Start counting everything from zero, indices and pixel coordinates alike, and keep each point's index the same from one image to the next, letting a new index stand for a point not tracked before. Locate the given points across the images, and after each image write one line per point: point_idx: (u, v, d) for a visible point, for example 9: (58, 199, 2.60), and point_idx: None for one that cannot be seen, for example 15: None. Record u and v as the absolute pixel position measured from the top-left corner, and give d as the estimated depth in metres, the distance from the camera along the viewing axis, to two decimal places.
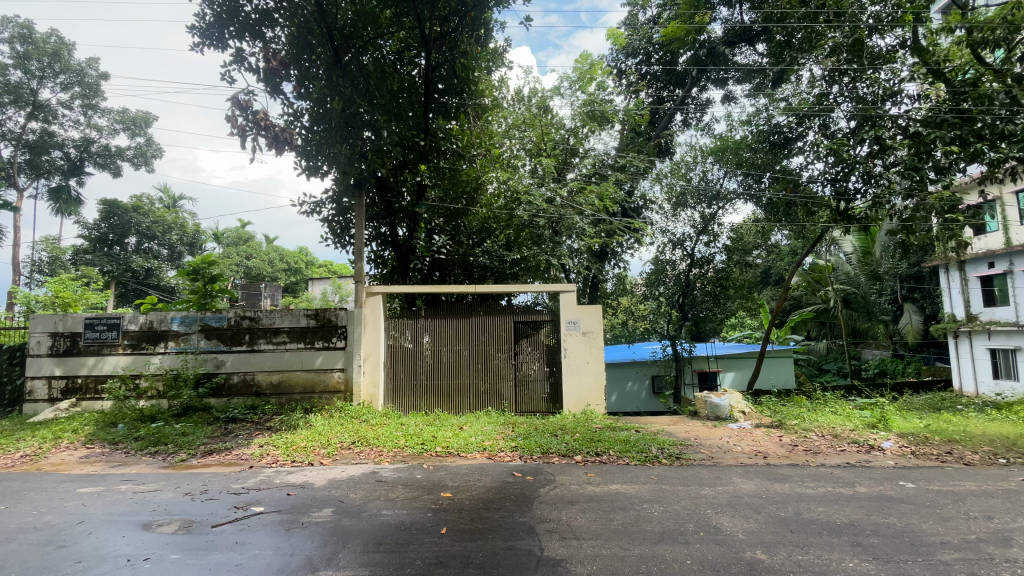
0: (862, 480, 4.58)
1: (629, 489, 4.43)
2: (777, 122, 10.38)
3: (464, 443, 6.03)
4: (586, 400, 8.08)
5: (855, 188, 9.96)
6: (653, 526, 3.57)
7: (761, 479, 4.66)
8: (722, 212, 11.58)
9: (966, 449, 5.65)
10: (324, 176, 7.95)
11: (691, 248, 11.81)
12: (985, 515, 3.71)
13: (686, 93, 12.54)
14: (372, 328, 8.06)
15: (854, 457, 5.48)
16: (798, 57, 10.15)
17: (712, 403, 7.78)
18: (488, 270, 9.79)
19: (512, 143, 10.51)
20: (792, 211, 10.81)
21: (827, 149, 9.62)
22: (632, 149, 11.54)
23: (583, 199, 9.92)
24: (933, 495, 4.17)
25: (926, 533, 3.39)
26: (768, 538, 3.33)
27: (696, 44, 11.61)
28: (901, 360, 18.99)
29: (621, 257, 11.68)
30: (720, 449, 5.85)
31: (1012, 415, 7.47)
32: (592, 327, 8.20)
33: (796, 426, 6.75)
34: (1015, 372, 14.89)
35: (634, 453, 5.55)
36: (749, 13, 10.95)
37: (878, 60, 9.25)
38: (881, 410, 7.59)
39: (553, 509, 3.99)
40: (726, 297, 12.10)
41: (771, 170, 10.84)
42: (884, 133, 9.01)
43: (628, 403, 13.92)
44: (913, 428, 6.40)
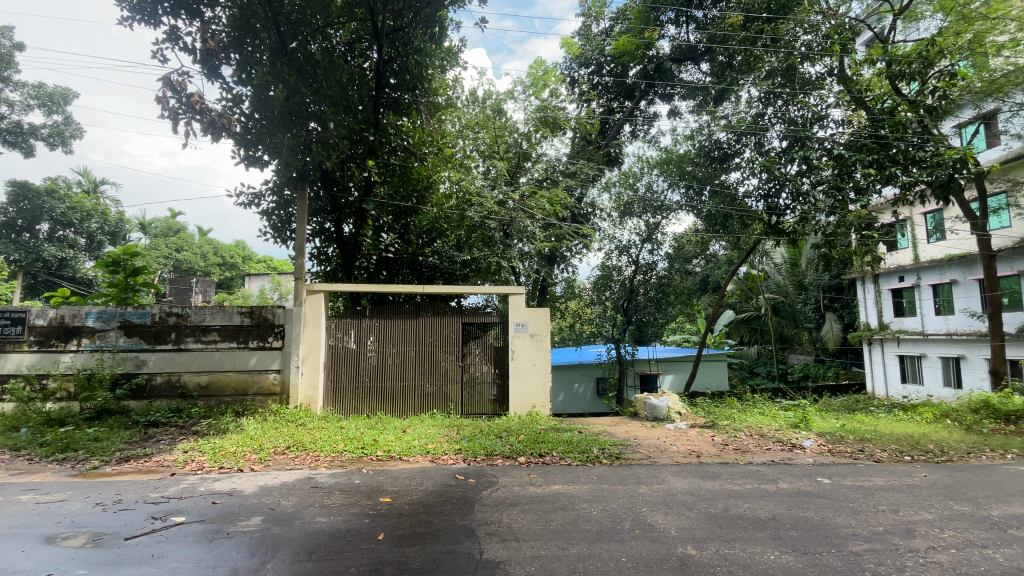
0: (784, 477, 4.88)
1: (569, 490, 4.49)
2: (717, 138, 10.89)
3: (406, 446, 5.90)
4: (532, 402, 8.15)
5: (785, 204, 10.63)
6: (591, 525, 3.63)
7: (693, 477, 4.87)
8: (666, 222, 12.04)
9: (876, 447, 6.15)
10: (264, 167, 7.58)
11: (636, 254, 12.21)
12: (890, 508, 4.04)
13: (635, 105, 12.86)
14: (312, 327, 7.76)
15: (779, 455, 5.84)
16: (738, 78, 10.77)
17: (651, 404, 8.06)
18: (437, 271, 9.69)
19: (466, 144, 10.48)
20: (728, 222, 11.50)
21: (760, 166, 10.26)
22: (582, 157, 11.72)
23: (534, 203, 9.90)
24: (846, 490, 4.52)
25: (840, 526, 3.65)
26: (698, 534, 3.47)
27: (645, 58, 11.89)
28: (822, 364, 20.53)
29: (570, 262, 11.84)
30: (658, 448, 6.07)
31: (916, 416, 8.24)
32: (540, 329, 8.28)
33: (727, 426, 7.12)
34: (918, 376, 16.46)
35: (576, 454, 5.65)
36: (695, 32, 11.26)
37: (809, 85, 10.10)
38: (804, 411, 8.14)
39: (494, 511, 3.97)
40: (668, 303, 12.46)
41: (709, 184, 11.37)
42: (812, 154, 9.73)
43: (573, 405, 14.21)
44: (831, 428, 6.91)
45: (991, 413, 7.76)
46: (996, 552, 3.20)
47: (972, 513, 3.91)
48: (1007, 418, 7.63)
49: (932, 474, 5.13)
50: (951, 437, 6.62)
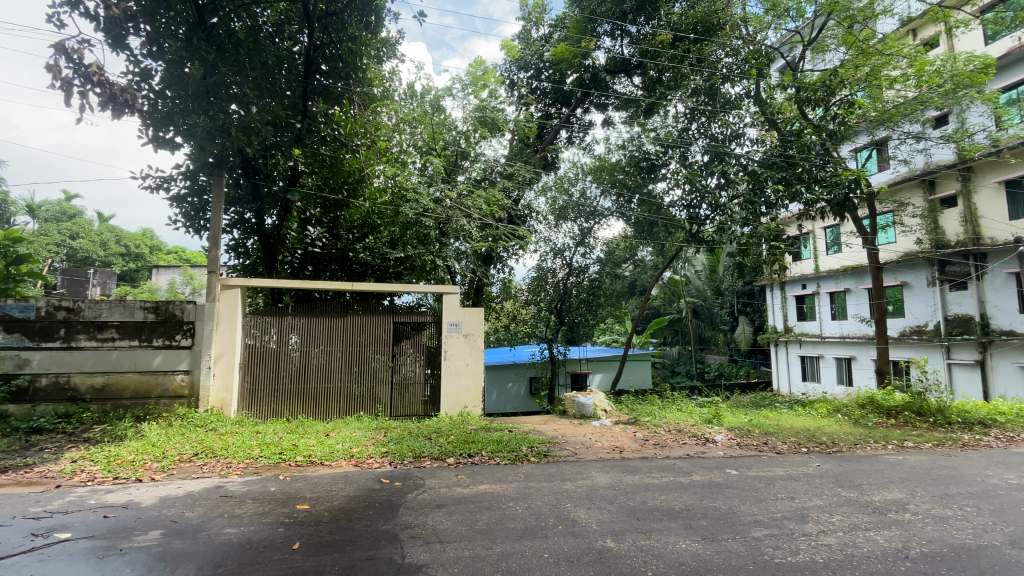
0: (698, 469, 5.20)
1: (496, 489, 4.51)
2: (646, 149, 11.41)
3: (329, 451, 5.64)
4: (463, 402, 8.11)
5: (706, 214, 11.33)
6: (516, 523, 3.66)
7: (615, 471, 5.07)
8: (598, 227, 12.44)
9: (778, 440, 6.72)
10: (176, 149, 6.98)
11: (570, 257, 12.47)
12: (787, 496, 4.43)
13: (571, 112, 13.14)
14: (227, 324, 7.25)
15: (693, 448, 6.22)
16: (666, 94, 11.33)
17: (579, 403, 8.29)
18: (368, 268, 9.38)
19: (403, 139, 10.28)
20: (655, 230, 12.19)
21: (684, 177, 10.91)
22: (520, 159, 11.81)
23: (470, 203, 9.69)
24: (751, 479, 4.90)
25: (744, 513, 3.95)
26: (617, 527, 3.61)
27: (581, 67, 12.15)
28: (735, 364, 22.18)
29: (506, 262, 11.88)
30: (584, 445, 6.25)
31: (813, 411, 9.09)
32: (474, 329, 8.26)
33: (648, 422, 7.48)
34: (816, 375, 18.19)
35: (505, 453, 5.69)
36: (629, 46, 11.58)
37: (729, 104, 10.75)
38: (717, 408, 8.74)
39: (418, 514, 3.90)
40: (599, 305, 12.81)
41: (638, 193, 11.86)
42: (729, 169, 10.50)
43: (506, 403, 14.34)
44: (740, 423, 7.47)
45: (874, 408, 8.72)
46: (874, 534, 3.60)
47: (856, 499, 4.37)
48: (888, 412, 8.58)
49: (824, 464, 5.69)
50: (841, 430, 7.38)
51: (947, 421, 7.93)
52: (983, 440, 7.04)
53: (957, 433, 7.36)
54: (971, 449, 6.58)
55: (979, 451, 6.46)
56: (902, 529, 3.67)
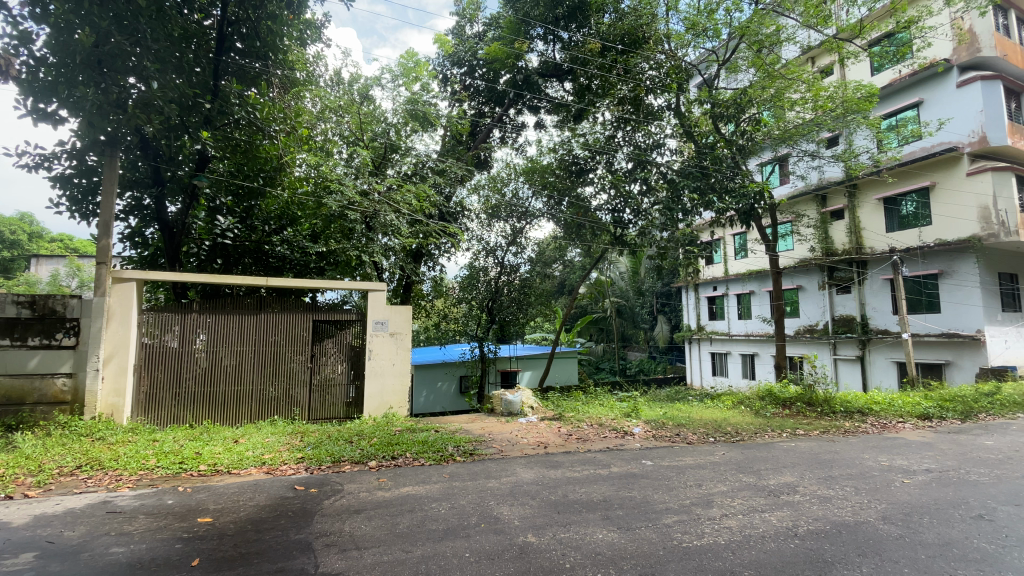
0: (616, 461, 5.44)
1: (419, 490, 4.43)
2: (575, 154, 11.79)
3: (238, 458, 5.27)
4: (388, 403, 7.88)
5: (629, 218, 11.85)
6: (438, 524, 3.62)
7: (539, 467, 5.18)
8: (529, 227, 12.56)
9: (689, 430, 7.19)
10: (61, 124, 6.17)
11: (502, 257, 12.34)
12: (696, 483, 4.75)
13: (504, 112, 13.16)
14: (119, 321, 6.53)
15: (613, 441, 6.50)
16: (594, 101, 11.71)
17: (506, 400, 8.36)
18: (287, 262, 8.85)
19: (327, 127, 9.76)
20: (582, 231, 12.54)
21: (610, 182, 11.39)
22: (452, 156, 11.64)
23: (400, 197, 9.30)
24: (664, 469, 5.20)
25: (657, 501, 4.18)
26: (538, 521, 3.68)
27: (514, 68, 12.11)
28: (654, 360, 23.65)
29: (437, 260, 11.54)
30: (509, 442, 6.31)
31: (720, 403, 9.85)
32: (400, 327, 8.07)
33: (572, 417, 7.71)
34: (724, 370, 19.73)
35: (430, 453, 5.60)
36: (560, 51, 11.84)
37: (652, 115, 11.57)
38: (636, 402, 9.19)
39: (335, 521, 3.73)
40: (529, 304, 12.70)
41: (568, 195, 12.12)
42: (650, 176, 11.02)
43: (435, 403, 14.20)
44: (656, 416, 7.91)
45: (772, 400, 9.60)
46: (769, 515, 3.95)
47: (755, 483, 4.78)
48: (783, 403, 9.48)
49: (728, 452, 6.18)
50: (744, 420, 8.05)
51: (832, 410, 8.91)
52: (860, 427, 7.98)
53: (839, 421, 8.28)
54: (849, 435, 7.44)
55: (856, 436, 7.31)
56: (792, 509, 4.07)
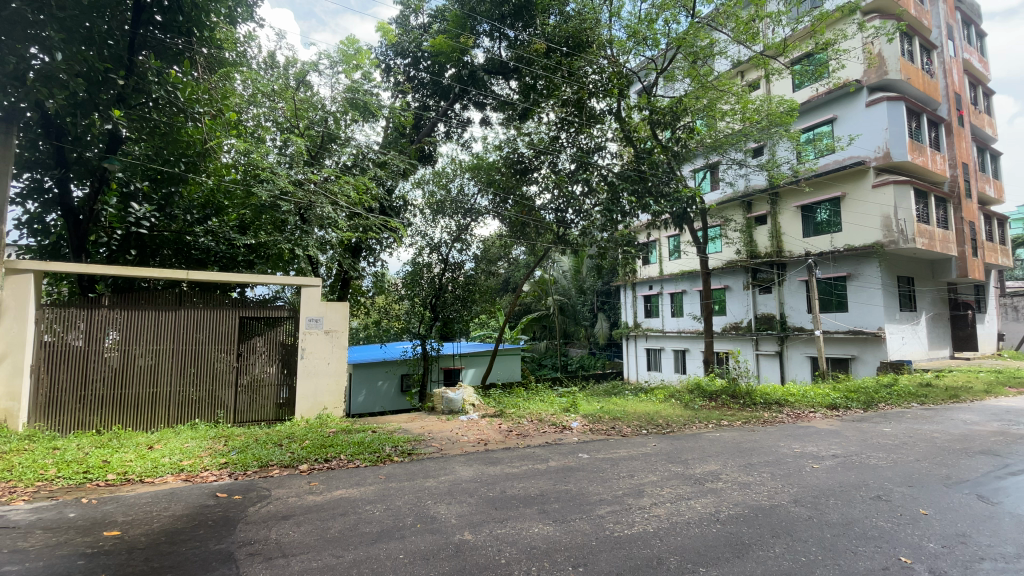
0: (554, 456, 5.55)
1: (353, 493, 4.30)
2: (520, 152, 11.85)
3: (152, 466, 4.87)
4: (322, 404, 7.59)
5: (572, 218, 12.11)
6: (371, 527, 3.53)
7: (478, 464, 5.18)
8: (475, 224, 12.42)
9: (624, 424, 7.47)
10: None
11: (446, 253, 11.97)
12: (629, 474, 4.94)
13: (449, 106, 12.97)
14: (14, 318, 5.87)
15: (552, 436, 6.62)
16: (539, 101, 11.77)
17: (447, 398, 8.29)
18: (211, 254, 8.52)
19: (258, 112, 9.21)
20: (526, 230, 12.58)
21: (553, 182, 11.56)
22: (394, 149, 11.30)
23: (338, 188, 8.89)
24: (599, 461, 5.37)
25: (592, 493, 4.31)
26: (475, 519, 3.68)
27: (460, 63, 11.96)
28: (594, 356, 24.38)
29: (378, 256, 11.19)
30: (449, 441, 6.26)
31: (653, 397, 10.32)
32: (336, 326, 7.76)
33: (513, 414, 7.78)
34: (659, 365, 20.68)
35: (366, 455, 5.45)
36: (506, 49, 11.84)
37: (594, 118, 11.83)
38: (575, 397, 9.44)
39: (260, 528, 3.54)
40: (474, 302, 12.41)
41: (513, 194, 12.13)
42: (591, 177, 11.36)
43: (375, 403, 13.84)
44: (593, 410, 8.14)
45: (700, 393, 10.17)
46: (694, 502, 4.18)
47: (683, 472, 5.05)
48: (710, 396, 10.05)
49: (659, 443, 6.48)
50: (674, 412, 8.48)
51: (753, 401, 9.57)
52: (777, 417, 8.64)
53: (759, 412, 8.91)
54: (768, 424, 8.02)
55: (773, 426, 7.90)
56: (715, 496, 4.32)
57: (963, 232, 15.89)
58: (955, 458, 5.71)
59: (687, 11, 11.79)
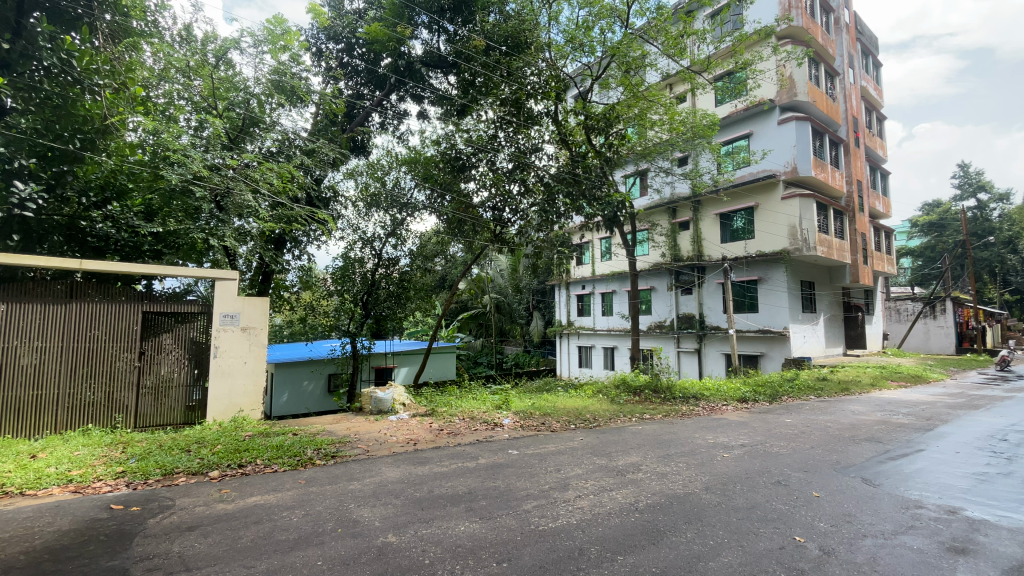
0: (484, 453, 5.57)
1: (268, 499, 4.06)
2: (457, 148, 11.70)
3: (34, 477, 4.31)
4: (237, 405, 7.13)
5: (509, 217, 12.13)
6: (287, 534, 3.35)
7: (405, 464, 5.07)
8: (411, 219, 12.14)
9: (554, 419, 7.65)
10: None
11: (379, 248, 11.58)
12: (556, 468, 5.07)
13: (384, 97, 12.58)
14: None
15: (483, 433, 6.64)
16: (478, 98, 11.67)
17: (376, 398, 8.07)
18: (111, 243, 7.68)
19: (171, 88, 8.47)
20: (464, 227, 12.32)
21: (491, 180, 11.49)
22: (324, 137, 10.76)
23: (260, 175, 8.40)
24: (528, 457, 5.46)
25: (520, 489, 4.37)
26: (400, 520, 3.61)
27: (397, 53, 11.62)
28: (529, 354, 24.73)
29: (304, 248, 10.63)
30: (377, 442, 6.08)
31: (583, 392, 10.66)
32: (254, 322, 7.30)
33: (444, 412, 7.71)
34: (589, 362, 21.41)
35: (285, 459, 5.18)
36: (445, 43, 11.73)
37: (531, 120, 11.99)
38: (507, 394, 9.54)
39: (161, 541, 3.25)
40: (408, 299, 12.15)
41: (450, 190, 11.89)
42: (528, 178, 11.45)
43: (299, 403, 13.20)
44: (525, 407, 8.26)
45: (626, 388, 10.64)
46: (616, 493, 4.36)
47: (608, 465, 5.25)
48: (635, 390, 10.53)
49: (586, 437, 6.69)
50: (601, 407, 8.80)
51: (674, 396, 10.16)
52: (694, 410, 9.23)
53: (678, 405, 9.47)
54: (685, 417, 8.55)
55: (690, 418, 8.43)
56: (635, 486, 4.53)
57: (856, 242, 17.78)
58: (843, 446, 6.37)
59: (621, 21, 12.23)
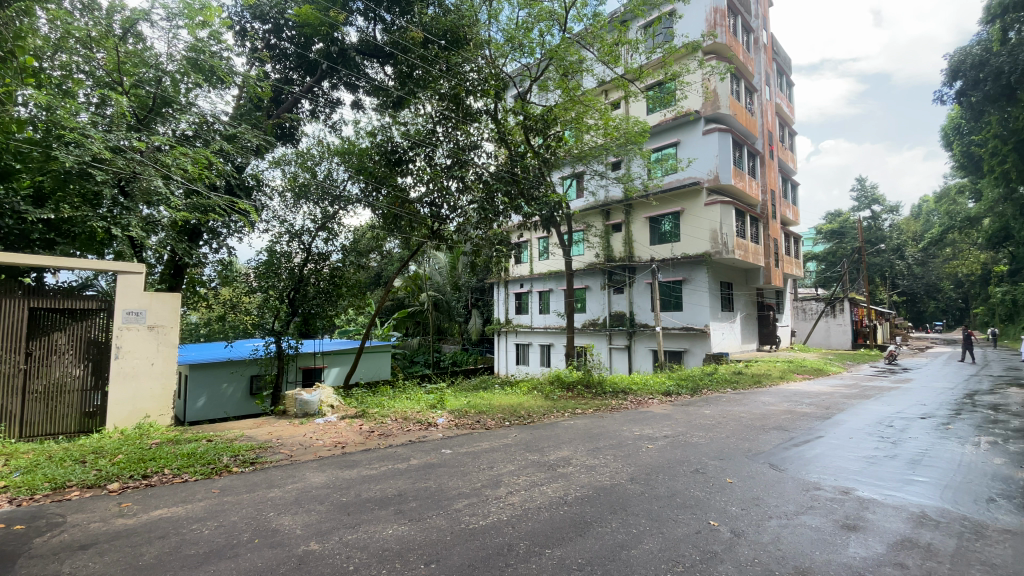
0: (416, 454, 5.47)
1: (177, 512, 3.75)
2: (394, 141, 11.30)
3: None
4: (144, 410, 6.53)
5: (447, 214, 11.83)
6: (197, 548, 3.11)
7: (331, 469, 4.87)
8: (343, 213, 11.65)
9: (488, 417, 7.66)
10: None
11: (308, 242, 11.02)
12: (488, 465, 5.08)
13: (315, 83, 12.01)
14: None
15: (415, 434, 6.52)
16: (416, 91, 11.40)
17: (302, 400, 7.71)
18: None
19: (67, 59, 7.53)
20: (400, 223, 11.85)
21: (428, 175, 11.21)
22: (247, 122, 10.06)
23: (171, 160, 7.66)
24: (461, 456, 5.43)
25: (451, 488, 4.33)
26: (324, 527, 3.45)
27: (329, 38, 11.07)
28: (467, 352, 24.64)
29: (224, 241, 9.92)
30: (301, 446, 5.80)
31: (520, 389, 10.79)
32: (163, 321, 6.74)
33: (376, 413, 7.50)
34: (526, 359, 21.77)
35: (198, 467, 4.80)
36: (381, 32, 11.46)
37: (470, 116, 11.81)
38: (442, 393, 9.44)
39: (44, 564, 2.89)
40: (340, 296, 11.66)
41: (386, 184, 11.47)
42: (467, 175, 11.29)
43: (217, 407, 12.32)
44: (460, 405, 8.21)
45: (560, 384, 10.89)
46: (547, 487, 4.44)
47: (540, 460, 5.35)
48: (568, 386, 10.82)
49: (520, 434, 6.77)
50: (536, 404, 8.94)
51: (605, 390, 10.55)
52: (623, 404, 9.63)
53: (609, 400, 9.84)
54: (615, 411, 8.89)
55: (619, 412, 8.78)
56: (565, 480, 4.65)
57: (769, 247, 19.29)
58: (755, 434, 6.89)
59: (560, 25, 12.43)
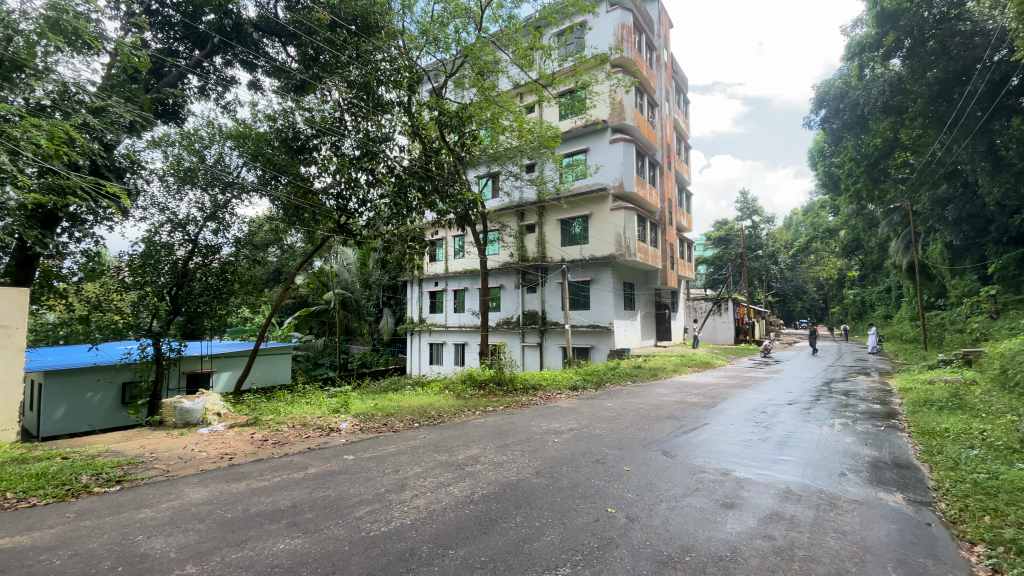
0: (314, 462, 5.16)
1: (18, 542, 3.20)
2: (296, 126, 10.55)
3: None
4: None
5: (355, 207, 11.24)
6: None
7: (215, 483, 4.44)
8: (236, 202, 10.71)
9: (396, 419, 7.44)
10: None
11: (194, 233, 9.93)
12: (394, 469, 4.94)
13: (203, 57, 10.86)
14: None
15: (315, 441, 6.15)
16: (322, 76, 10.73)
17: (182, 408, 6.94)
18: None
19: None
20: (302, 215, 11.08)
21: (335, 165, 10.54)
22: (120, 96, 8.84)
23: (21, 132, 6.49)
24: (364, 461, 5.22)
25: (352, 495, 4.14)
26: (204, 547, 3.14)
27: (221, 9, 10.04)
28: (377, 352, 23.75)
29: (90, 229, 8.66)
30: (180, 460, 5.21)
31: (430, 389, 10.62)
32: (6, 321, 5.71)
33: (271, 421, 6.96)
34: (439, 358, 21.58)
35: (49, 489, 4.13)
36: (283, 10, 10.69)
37: (380, 107, 11.23)
38: (347, 396, 9.02)
39: None
40: (231, 293, 10.86)
41: (286, 173, 10.65)
42: (376, 167, 10.84)
43: (79, 420, 10.75)
44: (366, 408, 7.89)
45: (472, 382, 10.90)
46: (453, 487, 4.41)
47: (448, 460, 5.30)
48: (480, 384, 10.86)
49: (428, 435, 6.66)
50: (446, 403, 8.85)
51: (515, 388, 10.74)
52: (533, 400, 9.86)
53: (519, 397, 10.02)
54: (524, 407, 9.07)
55: (528, 408, 8.96)
56: (472, 478, 4.65)
57: (666, 251, 20.84)
58: (650, 424, 7.40)
59: (476, 23, 12.43)
